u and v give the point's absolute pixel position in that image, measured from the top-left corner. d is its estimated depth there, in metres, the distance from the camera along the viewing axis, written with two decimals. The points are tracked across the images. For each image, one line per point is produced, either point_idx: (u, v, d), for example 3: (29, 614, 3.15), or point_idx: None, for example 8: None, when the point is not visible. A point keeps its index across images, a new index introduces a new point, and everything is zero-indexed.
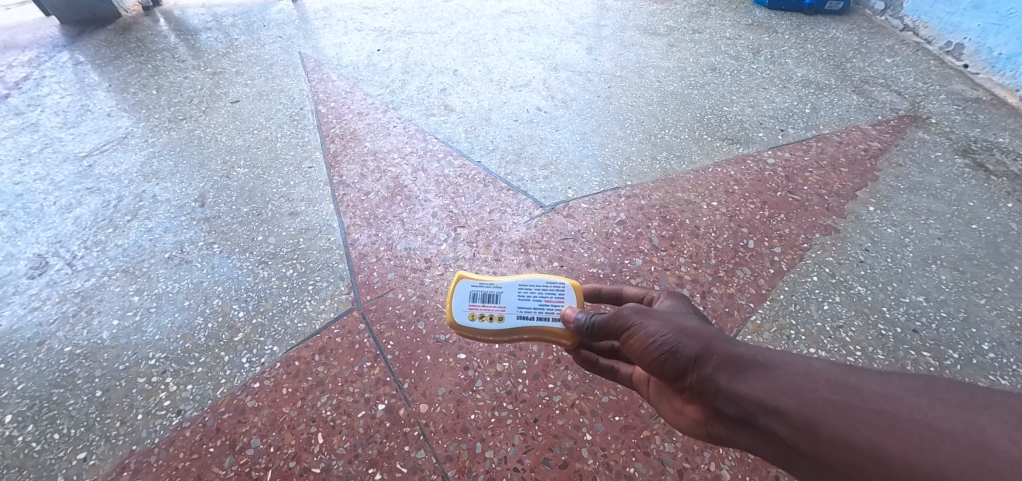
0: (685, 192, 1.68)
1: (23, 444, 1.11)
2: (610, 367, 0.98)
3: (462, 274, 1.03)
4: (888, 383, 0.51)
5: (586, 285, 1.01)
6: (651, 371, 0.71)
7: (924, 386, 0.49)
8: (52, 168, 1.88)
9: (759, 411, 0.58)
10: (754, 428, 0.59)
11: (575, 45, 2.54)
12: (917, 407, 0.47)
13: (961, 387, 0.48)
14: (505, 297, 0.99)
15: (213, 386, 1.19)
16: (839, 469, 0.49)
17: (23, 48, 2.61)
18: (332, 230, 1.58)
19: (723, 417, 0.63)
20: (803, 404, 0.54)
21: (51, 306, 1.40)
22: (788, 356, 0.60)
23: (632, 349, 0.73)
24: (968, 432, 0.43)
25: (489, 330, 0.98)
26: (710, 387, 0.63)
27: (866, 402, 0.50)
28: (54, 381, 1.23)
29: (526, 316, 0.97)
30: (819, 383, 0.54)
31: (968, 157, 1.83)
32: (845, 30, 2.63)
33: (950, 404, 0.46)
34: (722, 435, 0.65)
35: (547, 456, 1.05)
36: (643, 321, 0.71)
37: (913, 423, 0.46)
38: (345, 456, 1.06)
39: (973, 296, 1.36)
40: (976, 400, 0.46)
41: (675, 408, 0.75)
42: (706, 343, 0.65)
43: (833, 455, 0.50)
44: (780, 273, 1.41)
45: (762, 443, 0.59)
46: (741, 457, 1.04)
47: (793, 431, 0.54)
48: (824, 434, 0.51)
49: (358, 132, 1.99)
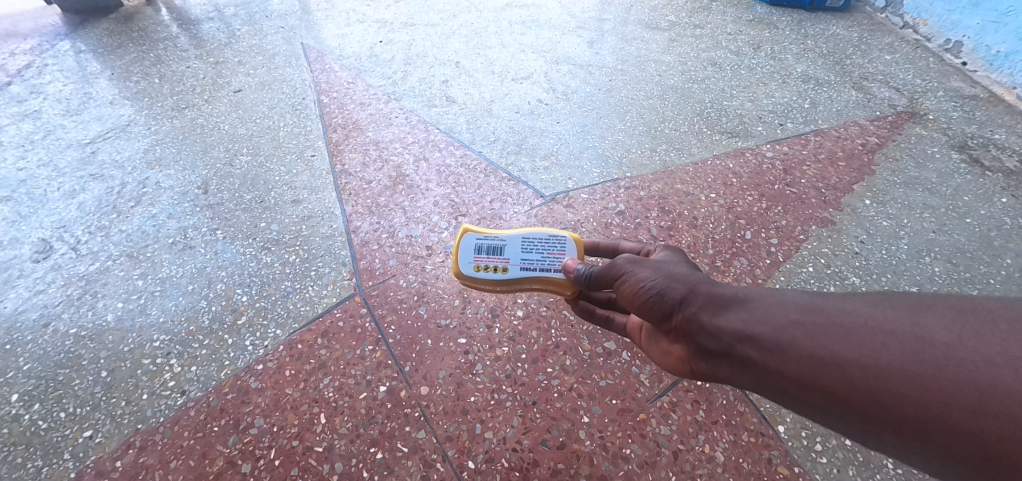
0: (685, 184, 1.70)
1: (29, 422, 1.13)
2: (606, 318, 1.03)
3: (467, 227, 1.04)
4: (847, 300, 0.56)
5: (586, 239, 1.03)
6: (641, 316, 0.75)
7: (877, 300, 0.55)
8: (55, 154, 1.89)
9: (736, 342, 0.62)
10: (732, 358, 0.63)
11: (577, 39, 2.55)
12: (871, 316, 0.53)
13: (905, 296, 0.54)
14: (509, 250, 1.02)
15: (218, 368, 1.21)
16: (806, 381, 0.54)
17: (24, 36, 2.61)
18: (335, 218, 1.60)
19: (704, 353, 0.67)
20: (775, 328, 0.58)
21: (55, 290, 1.41)
22: (763, 289, 0.65)
23: (623, 296, 0.77)
24: (912, 330, 0.50)
25: (494, 280, 1.03)
26: (694, 325, 0.67)
27: (830, 317, 0.55)
28: (60, 362, 1.24)
29: (529, 268, 1.01)
30: (790, 309, 0.59)
31: (964, 152, 1.85)
32: (846, 27, 2.64)
33: (898, 310, 0.52)
34: (704, 371, 0.69)
35: (546, 438, 1.08)
36: (634, 268, 0.74)
37: (869, 329, 0.52)
38: (347, 436, 1.08)
39: (966, 288, 1.39)
40: (918, 302, 0.53)
41: (662, 350, 0.79)
42: (692, 286, 0.69)
43: (801, 369, 0.55)
44: (776, 264, 1.43)
45: (739, 373, 0.63)
46: (734, 439, 1.06)
47: (766, 354, 0.58)
48: (794, 353, 0.56)
49: (361, 123, 2.00)
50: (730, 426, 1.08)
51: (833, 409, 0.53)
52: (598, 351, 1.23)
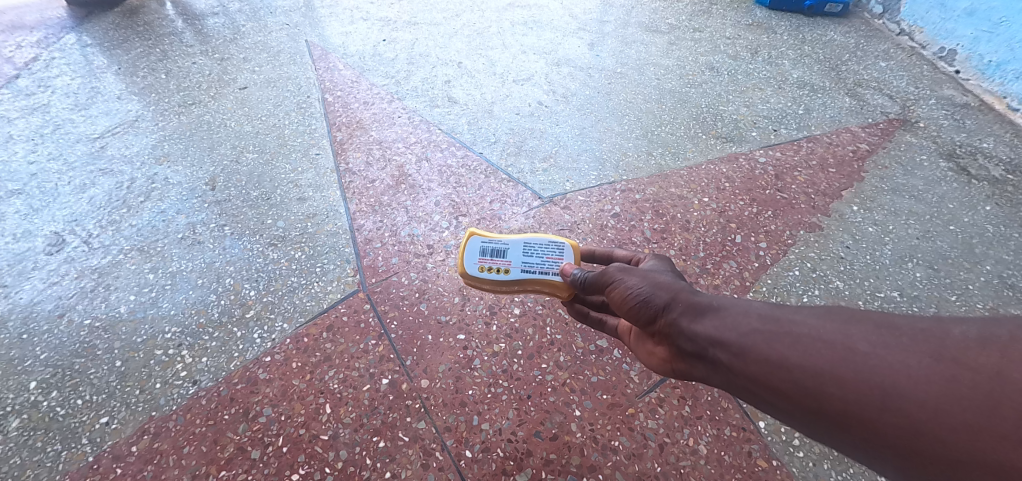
0: (679, 188, 1.75)
1: (47, 409, 1.18)
2: (599, 319, 1.09)
3: (473, 230, 1.11)
4: (799, 311, 0.62)
5: (583, 246, 1.09)
6: (630, 319, 0.81)
7: (824, 310, 0.61)
8: (65, 148, 1.93)
9: (708, 345, 0.67)
10: (704, 360, 0.68)
11: (578, 41, 2.59)
12: (817, 326, 0.58)
13: (843, 309, 0.60)
14: (511, 253, 1.08)
15: (227, 359, 1.27)
16: (760, 380, 0.60)
17: (30, 29, 2.64)
18: (339, 216, 1.65)
19: (681, 354, 0.72)
20: (739, 334, 0.64)
21: (69, 282, 1.47)
22: (733, 299, 0.70)
23: (613, 301, 0.83)
24: (845, 338, 0.55)
25: (495, 281, 1.09)
26: (673, 329, 0.72)
27: (782, 326, 0.61)
28: (76, 351, 1.30)
29: (529, 271, 1.07)
30: (753, 317, 0.64)
31: (952, 161, 1.91)
32: (843, 32, 2.68)
33: (837, 320, 0.58)
34: (682, 370, 0.75)
35: (539, 429, 1.13)
36: (624, 276, 0.81)
37: (813, 338, 0.57)
38: (351, 425, 1.14)
39: (945, 293, 1.45)
40: (852, 314, 0.58)
41: (648, 351, 0.84)
42: (675, 294, 0.75)
43: (757, 370, 0.60)
44: (764, 267, 1.49)
45: (710, 373, 0.68)
46: (718, 433, 1.12)
47: (730, 356, 0.64)
48: (752, 356, 0.61)
49: (364, 122, 2.05)
50: (714, 421, 1.14)
51: (780, 405, 0.58)
52: (591, 348, 1.28)
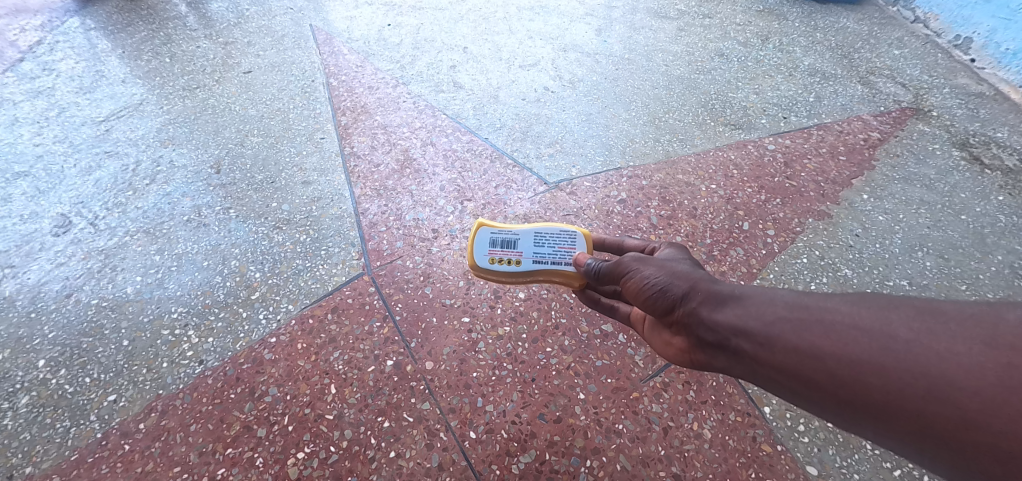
0: (686, 175, 1.73)
1: (56, 386, 1.19)
2: (610, 306, 1.08)
3: (481, 221, 1.10)
4: (829, 299, 0.61)
5: (595, 234, 1.08)
6: (646, 310, 0.80)
7: (855, 298, 0.60)
8: (71, 130, 1.93)
9: (732, 336, 0.66)
10: (728, 350, 0.68)
11: (585, 27, 2.55)
12: (849, 314, 0.58)
13: (880, 296, 0.59)
14: (522, 243, 1.07)
15: (233, 339, 1.28)
16: (790, 371, 0.60)
17: (34, 12, 2.61)
18: (344, 200, 1.65)
19: (703, 345, 0.72)
20: (765, 323, 0.63)
21: (76, 263, 1.47)
22: (756, 288, 0.69)
23: (628, 292, 0.82)
24: (881, 327, 0.54)
25: (506, 273, 1.09)
26: (693, 318, 0.72)
27: (813, 314, 0.60)
28: (83, 331, 1.30)
29: (541, 261, 1.06)
30: (780, 306, 0.64)
31: (965, 150, 1.87)
32: (856, 20, 2.62)
33: (871, 308, 0.57)
34: (704, 361, 0.74)
35: (544, 412, 1.14)
36: (639, 266, 0.80)
37: (846, 327, 0.56)
38: (356, 406, 1.14)
39: (955, 282, 1.44)
40: (888, 300, 0.57)
41: (664, 341, 0.84)
42: (694, 283, 0.74)
43: (787, 360, 0.60)
44: (771, 254, 1.48)
45: (734, 363, 0.68)
46: (722, 418, 1.12)
47: (757, 347, 0.63)
48: (782, 346, 0.60)
49: (369, 106, 2.03)
50: (718, 405, 1.14)
51: (812, 395, 0.58)
52: (596, 332, 1.28)
